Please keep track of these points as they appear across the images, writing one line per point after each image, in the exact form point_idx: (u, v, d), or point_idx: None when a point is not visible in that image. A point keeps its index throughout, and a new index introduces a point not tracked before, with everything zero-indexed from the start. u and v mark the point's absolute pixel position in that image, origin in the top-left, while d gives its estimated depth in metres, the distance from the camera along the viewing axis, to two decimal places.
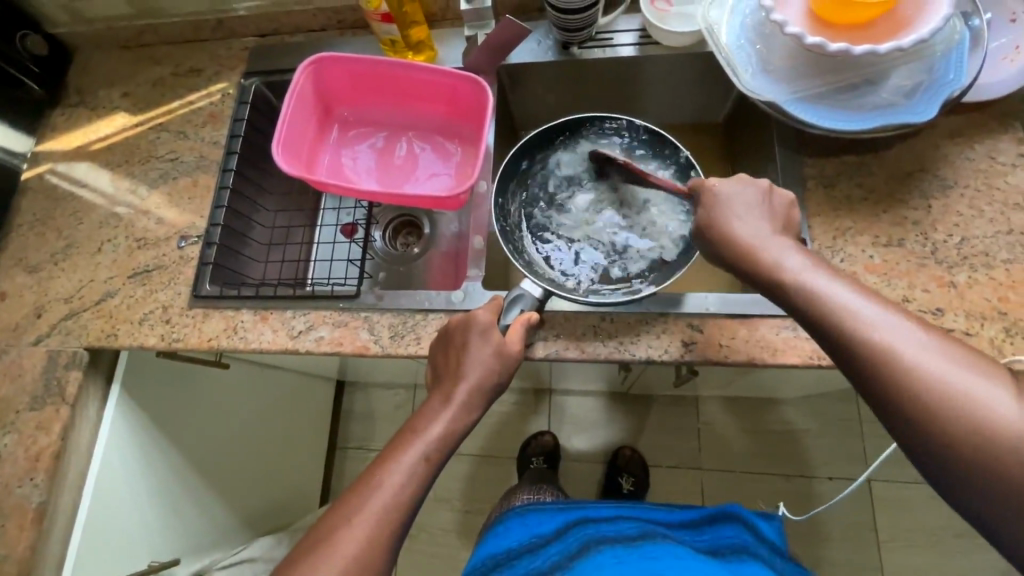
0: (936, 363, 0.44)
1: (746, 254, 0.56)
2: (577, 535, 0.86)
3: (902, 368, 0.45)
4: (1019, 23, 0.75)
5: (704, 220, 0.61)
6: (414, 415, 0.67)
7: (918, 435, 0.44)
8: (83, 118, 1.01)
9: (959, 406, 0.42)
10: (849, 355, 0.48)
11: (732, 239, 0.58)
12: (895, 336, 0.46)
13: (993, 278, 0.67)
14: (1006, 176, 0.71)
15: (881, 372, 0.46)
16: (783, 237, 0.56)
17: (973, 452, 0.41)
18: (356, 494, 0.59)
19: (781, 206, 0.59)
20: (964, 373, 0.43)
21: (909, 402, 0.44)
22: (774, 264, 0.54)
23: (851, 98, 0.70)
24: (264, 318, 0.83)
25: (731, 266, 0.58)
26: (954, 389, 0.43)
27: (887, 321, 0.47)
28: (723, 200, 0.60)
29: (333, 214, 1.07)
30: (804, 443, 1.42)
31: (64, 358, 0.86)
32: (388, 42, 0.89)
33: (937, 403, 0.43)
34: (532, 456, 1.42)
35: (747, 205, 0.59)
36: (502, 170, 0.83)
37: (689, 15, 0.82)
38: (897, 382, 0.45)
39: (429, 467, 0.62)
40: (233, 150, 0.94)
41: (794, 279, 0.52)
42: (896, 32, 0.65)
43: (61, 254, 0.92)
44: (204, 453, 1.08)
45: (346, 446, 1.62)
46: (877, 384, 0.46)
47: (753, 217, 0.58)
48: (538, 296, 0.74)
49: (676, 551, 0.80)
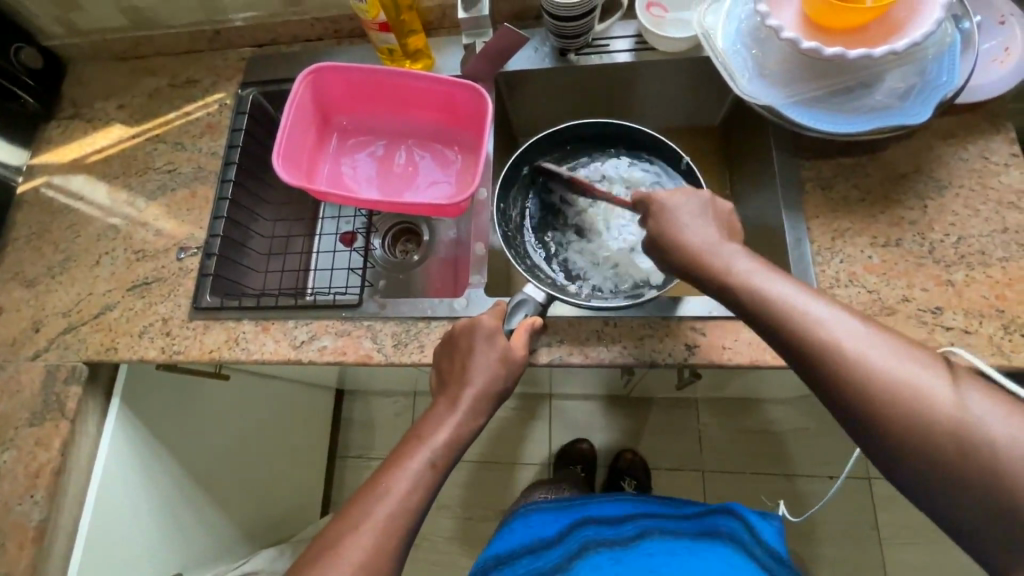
0: (879, 356, 0.45)
1: (696, 261, 0.57)
2: (575, 536, 0.86)
3: (846, 363, 0.45)
4: (1008, 25, 0.76)
5: (655, 229, 0.62)
6: (420, 422, 0.67)
7: (868, 429, 0.45)
8: (79, 130, 1.00)
9: (902, 398, 0.43)
10: (797, 353, 0.48)
11: (681, 245, 0.59)
12: (839, 332, 0.47)
13: (990, 277, 0.68)
14: (1000, 175, 0.72)
15: (827, 368, 0.46)
16: (730, 242, 0.58)
17: (919, 442, 0.42)
18: (363, 501, 0.59)
19: (724, 214, 0.61)
20: (906, 366, 0.44)
21: (855, 396, 0.45)
22: (725, 271, 0.55)
23: (847, 100, 0.71)
24: (265, 329, 0.83)
25: (684, 273, 0.59)
26: (902, 386, 0.43)
27: (830, 317, 0.48)
28: (671, 208, 0.61)
29: (332, 223, 1.08)
30: (804, 442, 1.43)
31: (63, 373, 0.86)
32: (386, 51, 0.89)
33: (882, 395, 0.43)
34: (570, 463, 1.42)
35: (694, 213, 0.60)
36: (504, 176, 0.83)
37: (684, 21, 0.83)
38: (842, 377, 0.45)
39: (435, 473, 0.62)
40: (231, 160, 0.94)
41: (746, 286, 0.53)
42: (889, 36, 0.66)
43: (59, 268, 0.92)
44: (205, 465, 1.07)
45: (346, 455, 1.61)
46: (826, 380, 0.46)
47: (701, 224, 0.59)
48: (541, 300, 0.75)
49: (672, 547, 0.83)
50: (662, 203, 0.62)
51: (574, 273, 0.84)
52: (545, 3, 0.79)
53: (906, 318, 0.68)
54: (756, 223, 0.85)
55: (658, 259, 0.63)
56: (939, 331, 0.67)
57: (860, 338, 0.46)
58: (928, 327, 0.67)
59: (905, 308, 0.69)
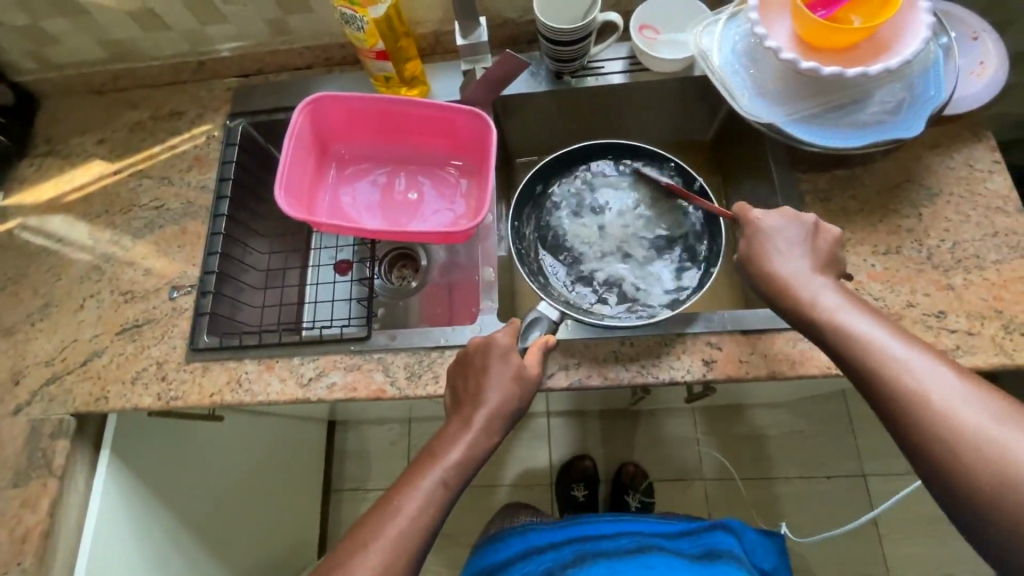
0: (964, 407, 0.46)
1: (780, 287, 0.60)
2: (575, 545, 0.91)
3: (921, 403, 0.47)
4: (980, 40, 0.80)
5: (745, 252, 0.64)
6: (432, 441, 0.65)
7: (930, 468, 0.47)
8: (55, 168, 0.95)
9: (976, 444, 0.44)
10: (872, 385, 0.51)
11: (766, 270, 0.61)
12: (924, 377, 0.48)
13: (986, 279, 0.71)
14: (986, 182, 0.76)
15: (901, 406, 0.48)
16: (820, 274, 0.59)
17: (980, 484, 0.43)
18: (373, 520, 0.58)
19: (824, 243, 0.62)
20: (993, 420, 0.45)
21: (925, 434, 0.47)
22: (816, 306, 0.57)
23: (843, 116, 0.73)
24: (269, 367, 0.80)
25: (766, 298, 0.62)
26: (986, 442, 0.44)
27: (916, 360, 0.50)
28: (762, 230, 0.63)
29: (328, 253, 1.05)
30: (801, 444, 1.45)
31: (49, 427, 0.80)
32: (381, 78, 0.88)
33: (958, 445, 0.45)
34: (572, 482, 1.42)
35: (785, 240, 0.62)
36: (519, 194, 0.85)
37: (677, 43, 0.85)
38: (914, 416, 0.47)
39: (448, 492, 0.61)
40: (223, 194, 0.91)
41: (837, 321, 0.55)
42: (879, 54, 0.69)
43: (38, 314, 0.86)
44: (200, 514, 1.01)
45: (341, 488, 1.56)
46: (897, 417, 0.49)
47: (795, 252, 0.61)
48: (554, 318, 0.74)
49: (669, 563, 0.87)
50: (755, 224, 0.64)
51: (592, 284, 0.84)
52: (541, 28, 0.80)
53: (912, 322, 0.70)
54: None
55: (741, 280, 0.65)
56: (945, 334, 0.69)
57: (950, 389, 0.47)
58: (933, 331, 0.69)
59: (910, 313, 0.71)
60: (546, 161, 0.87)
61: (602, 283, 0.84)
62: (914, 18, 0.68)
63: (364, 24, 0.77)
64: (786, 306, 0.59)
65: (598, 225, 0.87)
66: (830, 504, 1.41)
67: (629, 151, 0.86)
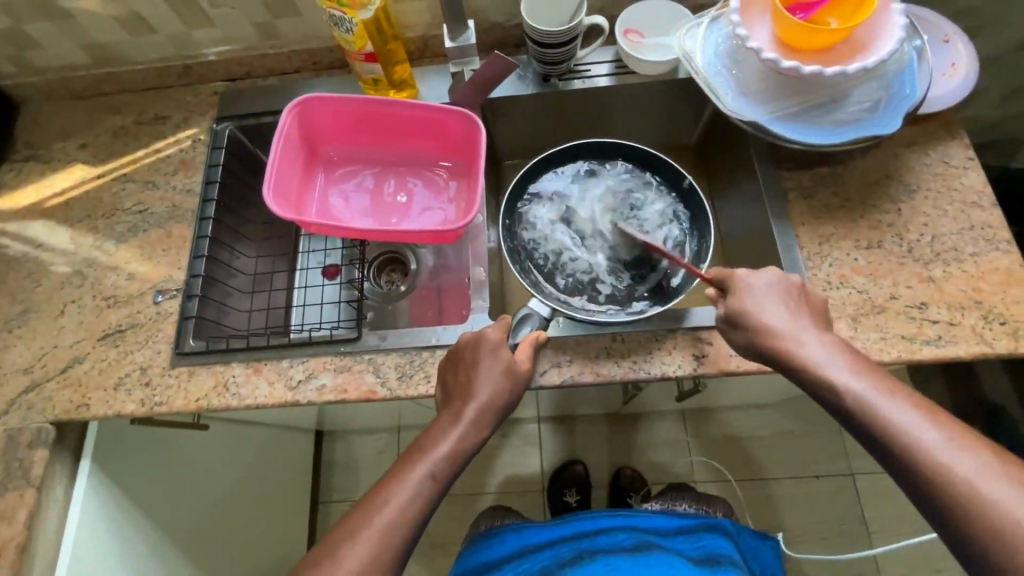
0: (973, 469, 0.48)
1: (780, 350, 0.59)
2: (572, 544, 0.90)
3: (943, 472, 0.49)
4: (951, 42, 0.83)
5: (735, 311, 0.63)
6: (422, 434, 0.65)
7: (952, 532, 0.48)
8: (36, 173, 0.94)
9: (998, 509, 0.46)
10: (894, 456, 0.51)
11: (764, 330, 0.61)
12: (931, 440, 0.50)
13: (965, 271, 0.73)
14: (961, 177, 0.78)
15: (928, 478, 0.49)
16: (814, 332, 0.60)
17: (1005, 546, 0.45)
18: (360, 512, 0.57)
19: (802, 298, 0.64)
20: (1001, 481, 0.47)
21: (954, 506, 0.48)
22: (814, 367, 0.57)
23: (825, 114, 0.75)
24: (257, 370, 0.79)
25: (766, 360, 0.61)
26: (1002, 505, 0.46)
27: (920, 423, 0.51)
28: (754, 291, 0.63)
29: (316, 257, 1.03)
30: (790, 445, 1.46)
31: (27, 436, 0.78)
32: (370, 81, 0.89)
33: (977, 508, 0.47)
34: (564, 488, 1.41)
35: (776, 299, 0.63)
36: (510, 193, 0.86)
37: (661, 46, 0.86)
38: (944, 487, 0.48)
39: (436, 485, 0.60)
40: (209, 197, 0.90)
41: (837, 383, 0.55)
42: (857, 53, 0.71)
43: (17, 321, 0.84)
44: (182, 527, 0.98)
45: (329, 501, 1.53)
46: (924, 488, 0.49)
47: (781, 310, 0.62)
48: (545, 315, 0.75)
49: (671, 564, 0.86)
50: (745, 283, 0.64)
51: (580, 284, 0.84)
52: (528, 30, 0.81)
53: (896, 314, 0.72)
54: (743, 234, 0.88)
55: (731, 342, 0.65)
56: (927, 324, 0.71)
57: (958, 451, 0.49)
58: (916, 322, 0.71)
59: (893, 305, 0.72)
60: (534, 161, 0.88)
61: (592, 280, 0.84)
62: (888, 20, 0.71)
63: (353, 25, 0.77)
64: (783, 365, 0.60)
65: (586, 224, 0.88)
66: (820, 504, 1.42)
67: (620, 152, 0.88)
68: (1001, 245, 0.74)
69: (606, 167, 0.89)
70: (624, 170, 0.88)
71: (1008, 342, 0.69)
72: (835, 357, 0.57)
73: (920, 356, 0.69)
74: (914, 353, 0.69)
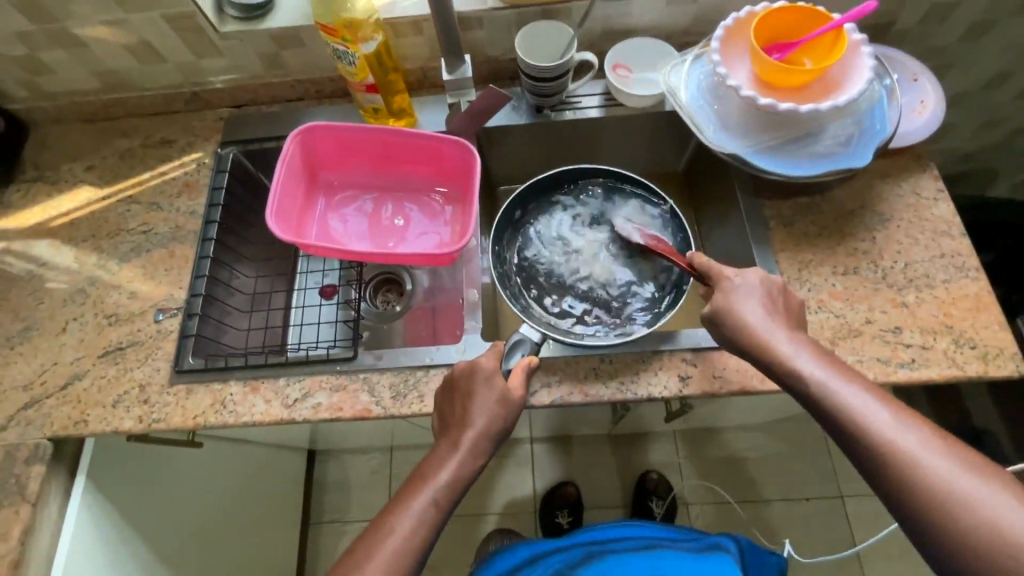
0: (930, 457, 0.51)
1: (761, 347, 0.63)
2: (583, 547, 0.93)
3: (903, 458, 0.52)
4: (920, 81, 0.88)
5: (719, 308, 0.66)
6: (422, 463, 0.67)
7: (908, 514, 0.52)
8: (42, 194, 0.96)
9: (949, 492, 0.50)
10: (860, 447, 0.55)
11: (747, 327, 0.64)
12: (892, 429, 0.53)
13: (936, 297, 0.77)
14: (932, 208, 0.83)
15: (897, 472, 0.52)
16: (794, 331, 0.63)
17: (953, 525, 0.49)
18: (364, 545, 0.60)
19: (781, 299, 0.67)
20: (954, 468, 0.51)
21: (912, 488, 0.51)
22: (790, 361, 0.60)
23: (801, 147, 0.80)
24: (254, 389, 0.81)
25: (748, 356, 0.64)
26: (954, 489, 0.50)
27: (884, 414, 0.55)
28: (738, 289, 0.67)
29: (313, 276, 1.06)
30: (780, 466, 1.48)
31: (24, 452, 0.79)
32: (370, 110, 0.93)
33: (930, 492, 0.50)
34: (556, 508, 1.41)
35: (758, 298, 0.66)
36: (500, 218, 0.90)
37: (648, 81, 0.91)
38: (909, 479, 0.51)
39: (438, 512, 0.62)
40: (212, 219, 0.93)
41: (810, 376, 0.59)
42: (830, 91, 0.76)
43: (18, 338, 0.86)
44: (172, 546, 0.98)
45: (320, 521, 1.52)
46: (893, 483, 0.52)
47: (762, 309, 0.65)
48: (536, 339, 0.76)
49: (673, 557, 0.87)
50: (730, 283, 0.68)
51: (569, 306, 0.87)
52: (522, 66, 0.86)
53: (871, 338, 0.75)
54: (727, 259, 0.92)
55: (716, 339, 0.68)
56: (901, 348, 0.74)
57: (918, 440, 0.53)
58: (891, 345, 0.74)
59: (869, 329, 0.75)
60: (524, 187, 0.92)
61: (582, 301, 0.88)
62: (858, 61, 0.75)
63: (356, 59, 0.81)
64: (761, 359, 0.63)
65: (575, 246, 0.91)
66: (810, 525, 1.43)
67: (607, 179, 0.92)
68: (970, 272, 0.78)
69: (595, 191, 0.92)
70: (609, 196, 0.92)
71: (978, 366, 0.72)
72: (810, 354, 0.60)
73: (894, 378, 0.72)
74: (888, 376, 0.72)
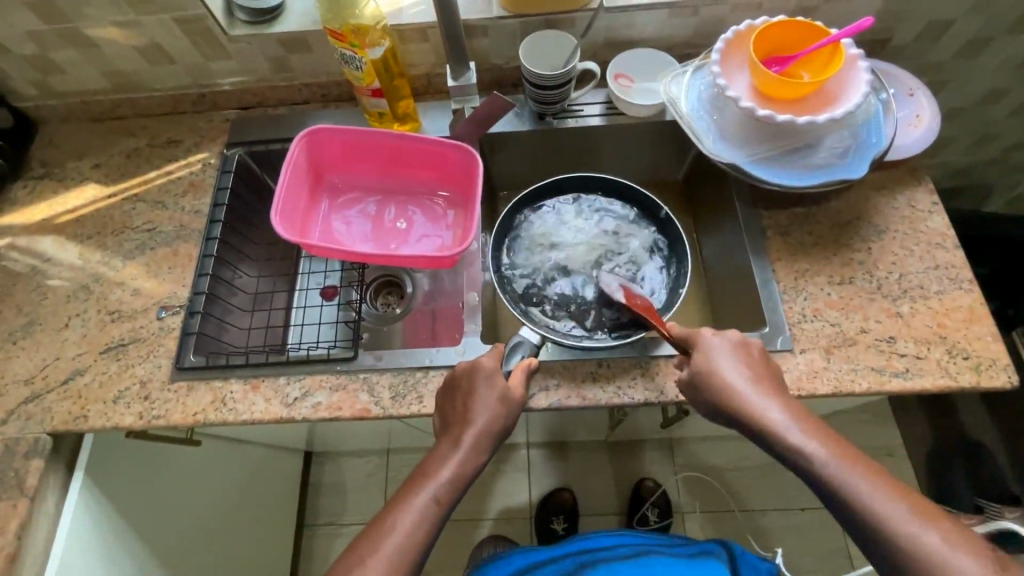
0: (913, 526, 0.54)
1: (745, 412, 0.64)
2: (574, 557, 0.92)
3: (892, 530, 0.55)
4: (916, 96, 0.89)
5: (700, 371, 0.68)
6: (423, 460, 0.68)
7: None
8: (48, 191, 0.97)
9: (936, 560, 0.53)
10: (850, 515, 0.57)
11: (728, 393, 0.65)
12: (877, 500, 0.56)
13: (931, 307, 0.78)
14: (927, 221, 0.84)
15: (890, 549, 0.55)
16: (774, 395, 0.65)
17: None
18: (365, 543, 0.60)
19: (757, 358, 0.68)
20: (936, 536, 0.54)
21: (904, 557, 0.54)
22: (774, 430, 0.62)
23: (798, 159, 0.81)
24: (255, 388, 0.81)
25: (732, 421, 0.66)
26: (940, 558, 0.53)
27: (868, 485, 0.57)
28: (718, 354, 0.68)
29: (315, 278, 1.07)
30: (775, 476, 1.48)
31: (24, 446, 0.79)
32: (376, 114, 0.95)
33: (921, 561, 0.53)
34: (551, 515, 1.42)
35: (737, 361, 0.67)
36: (501, 222, 0.91)
37: (649, 91, 0.93)
38: (900, 548, 0.54)
39: (440, 508, 0.63)
40: (216, 218, 0.94)
41: (794, 445, 0.61)
42: (827, 104, 0.77)
43: (21, 332, 0.86)
44: (168, 545, 0.98)
45: (314, 524, 1.52)
46: (892, 561, 0.55)
47: (742, 373, 0.66)
48: (536, 342, 0.77)
49: (666, 564, 0.88)
50: (709, 345, 0.69)
51: (568, 310, 0.88)
52: (527, 73, 0.87)
53: (866, 347, 0.76)
54: (725, 267, 0.92)
55: (698, 401, 0.69)
56: (896, 357, 0.75)
57: (901, 509, 0.55)
58: (885, 354, 0.75)
59: (864, 338, 0.76)
60: (524, 193, 0.94)
61: (581, 305, 0.88)
62: (855, 75, 0.77)
63: (363, 64, 0.83)
64: (747, 426, 0.64)
65: (574, 251, 0.92)
66: (805, 537, 1.43)
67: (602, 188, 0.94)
68: (964, 284, 0.79)
69: (592, 199, 0.94)
70: (604, 204, 0.94)
71: (971, 376, 0.73)
72: (791, 422, 0.62)
73: (888, 386, 0.73)
74: (883, 384, 0.73)
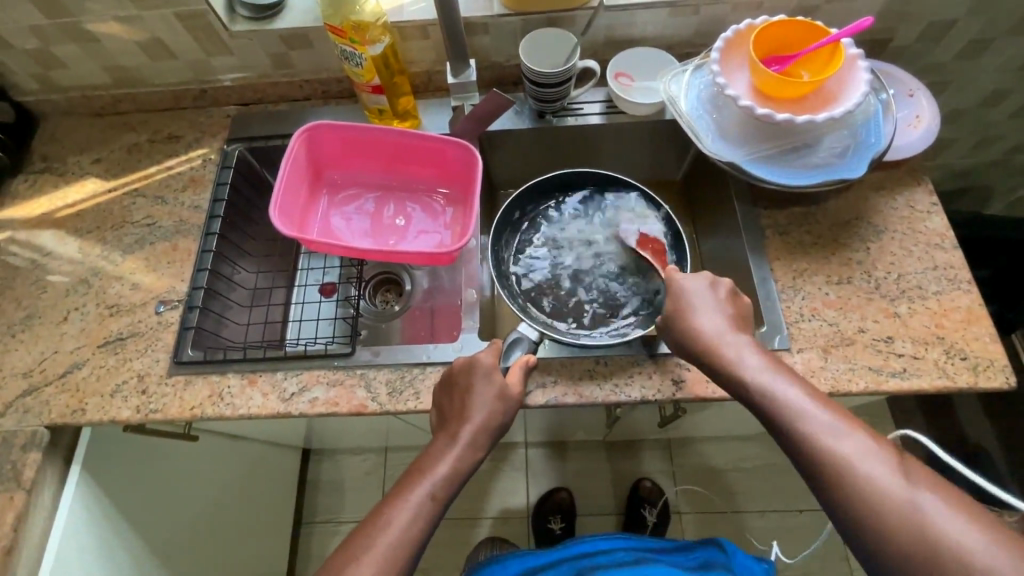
0: (848, 447, 0.54)
1: (704, 346, 0.65)
2: (574, 563, 0.93)
3: (826, 450, 0.54)
4: (916, 97, 0.89)
5: (669, 309, 0.69)
6: (419, 456, 0.68)
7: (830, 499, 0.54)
8: (49, 185, 0.98)
9: (865, 479, 0.52)
10: (789, 438, 0.57)
11: (693, 331, 0.66)
12: (817, 424, 0.56)
13: (929, 308, 0.78)
14: (926, 221, 0.84)
15: (820, 466, 0.55)
16: (739, 332, 0.65)
17: (872, 513, 0.51)
18: (360, 539, 0.60)
19: (729, 299, 0.68)
20: (870, 458, 0.53)
21: (833, 477, 0.54)
22: (729, 361, 0.62)
23: (797, 158, 0.81)
24: (252, 382, 0.81)
25: (692, 356, 0.66)
26: (870, 478, 0.52)
27: (812, 410, 0.57)
28: (687, 291, 0.68)
29: (314, 274, 1.07)
30: (773, 477, 1.48)
31: (21, 439, 0.79)
32: (376, 111, 0.95)
33: (850, 480, 0.53)
34: (548, 515, 1.42)
35: (705, 298, 0.68)
36: (500, 218, 0.90)
37: (650, 89, 0.93)
38: (831, 467, 0.54)
39: (435, 504, 0.63)
40: (216, 214, 0.94)
41: (746, 374, 0.61)
42: (826, 104, 0.77)
43: (20, 326, 0.86)
44: (164, 539, 0.98)
45: (312, 521, 1.52)
46: (826, 488, 0.54)
47: (708, 310, 0.67)
48: (534, 338, 0.78)
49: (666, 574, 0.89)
50: (678, 285, 0.69)
51: (566, 308, 0.89)
52: (527, 71, 0.87)
53: (864, 347, 0.76)
54: (723, 266, 0.92)
55: (666, 338, 0.70)
56: (893, 357, 0.75)
57: (841, 434, 0.55)
58: (883, 354, 0.75)
59: (861, 338, 0.76)
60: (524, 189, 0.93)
61: (580, 303, 0.89)
62: (855, 75, 0.77)
63: (363, 60, 0.83)
64: (705, 359, 0.65)
65: (574, 249, 0.93)
66: (803, 537, 1.42)
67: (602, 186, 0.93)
68: (962, 284, 0.79)
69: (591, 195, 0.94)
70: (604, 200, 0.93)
71: (968, 376, 0.73)
72: (748, 354, 0.62)
73: (885, 386, 0.73)
74: (880, 384, 0.73)
